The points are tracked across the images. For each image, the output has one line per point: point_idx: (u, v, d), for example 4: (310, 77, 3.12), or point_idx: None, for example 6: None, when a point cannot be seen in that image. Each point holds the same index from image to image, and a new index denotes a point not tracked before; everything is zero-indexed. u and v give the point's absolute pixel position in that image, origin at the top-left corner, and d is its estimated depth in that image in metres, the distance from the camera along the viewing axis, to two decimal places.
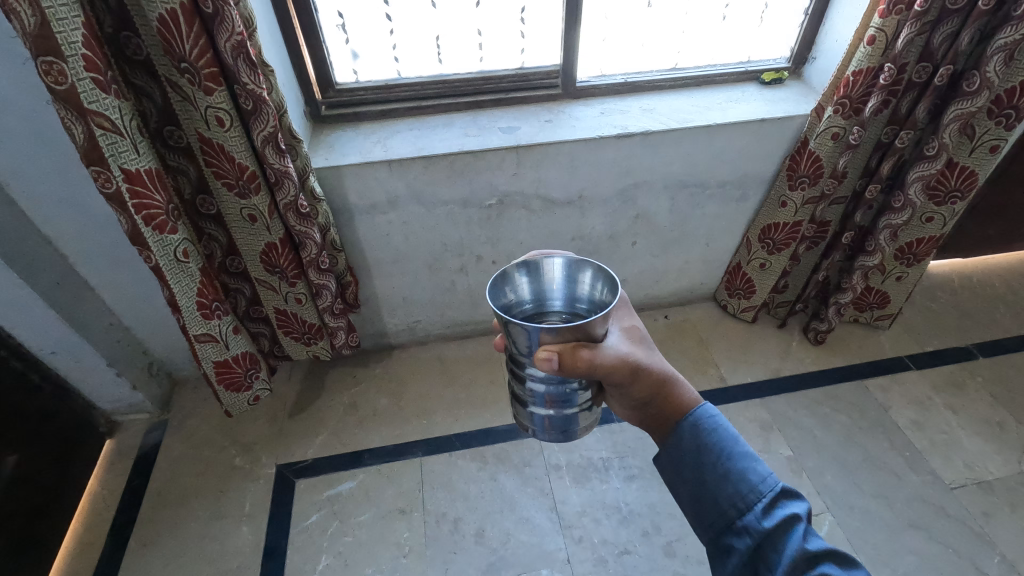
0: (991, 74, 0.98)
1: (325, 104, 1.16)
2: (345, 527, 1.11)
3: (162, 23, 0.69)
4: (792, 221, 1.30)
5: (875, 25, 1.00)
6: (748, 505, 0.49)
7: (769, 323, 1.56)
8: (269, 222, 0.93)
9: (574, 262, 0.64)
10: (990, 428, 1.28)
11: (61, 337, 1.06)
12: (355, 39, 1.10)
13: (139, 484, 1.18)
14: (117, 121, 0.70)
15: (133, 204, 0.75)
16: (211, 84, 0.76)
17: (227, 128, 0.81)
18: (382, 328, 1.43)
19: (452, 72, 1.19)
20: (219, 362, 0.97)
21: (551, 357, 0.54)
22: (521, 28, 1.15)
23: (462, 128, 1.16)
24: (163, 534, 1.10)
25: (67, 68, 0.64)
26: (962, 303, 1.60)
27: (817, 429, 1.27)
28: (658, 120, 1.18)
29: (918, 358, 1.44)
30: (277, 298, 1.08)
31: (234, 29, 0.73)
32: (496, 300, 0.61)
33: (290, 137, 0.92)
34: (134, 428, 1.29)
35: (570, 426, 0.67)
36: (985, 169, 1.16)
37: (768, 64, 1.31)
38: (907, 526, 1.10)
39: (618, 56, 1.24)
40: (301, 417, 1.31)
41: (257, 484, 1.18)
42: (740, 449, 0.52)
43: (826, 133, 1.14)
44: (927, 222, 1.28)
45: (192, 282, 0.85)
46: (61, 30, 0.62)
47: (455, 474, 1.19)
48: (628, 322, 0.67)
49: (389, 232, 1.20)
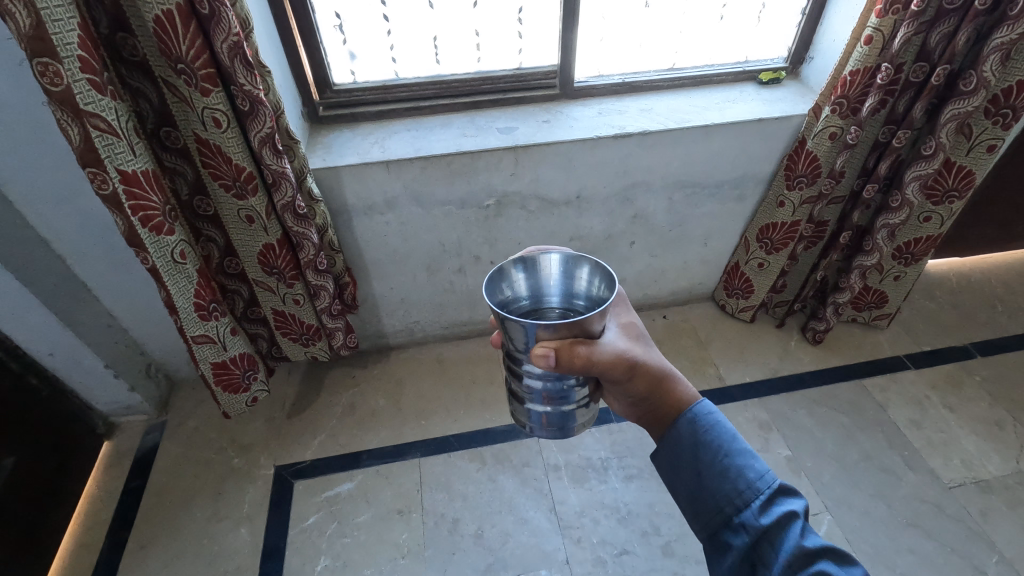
0: (987, 74, 0.98)
1: (323, 105, 1.16)
2: (344, 528, 1.11)
3: (158, 25, 0.69)
4: (790, 221, 1.30)
5: (873, 25, 1.00)
6: (745, 502, 0.49)
7: (768, 323, 1.56)
8: (267, 223, 0.93)
9: (571, 257, 0.63)
10: (989, 427, 1.29)
11: (58, 339, 1.06)
12: (353, 40, 1.10)
13: (137, 485, 1.18)
14: (113, 123, 0.70)
15: (129, 205, 0.75)
16: (208, 84, 0.75)
17: (224, 129, 0.80)
18: (381, 328, 1.43)
19: (449, 72, 1.19)
20: (217, 363, 0.96)
21: (548, 353, 0.54)
22: (519, 28, 1.15)
23: (460, 129, 1.16)
24: (162, 535, 1.10)
25: (62, 69, 0.64)
26: (961, 303, 1.60)
27: (816, 429, 1.28)
28: (655, 120, 1.18)
29: (917, 357, 1.45)
30: (275, 298, 1.08)
31: (230, 30, 0.73)
32: (492, 297, 0.61)
33: (287, 137, 0.92)
34: (132, 429, 1.29)
35: (567, 423, 0.67)
36: (982, 168, 1.17)
37: (765, 64, 1.32)
38: (906, 525, 1.10)
39: (616, 56, 1.24)
40: (301, 418, 1.31)
41: (256, 485, 1.18)
42: (738, 446, 0.52)
43: (823, 133, 1.14)
44: (925, 221, 1.28)
45: (189, 283, 0.85)
46: (56, 31, 0.62)
47: (454, 475, 1.19)
48: (626, 319, 0.67)
49: (387, 232, 1.20)
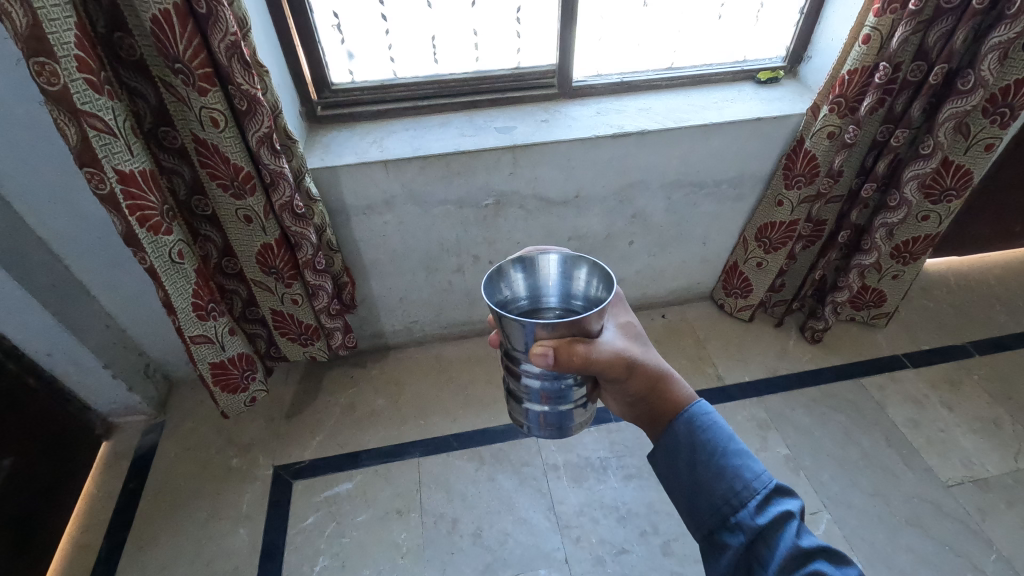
0: (986, 73, 0.98)
1: (321, 105, 1.16)
2: (343, 528, 1.11)
3: (155, 24, 0.69)
4: (789, 220, 1.30)
5: (871, 24, 1.00)
6: (741, 502, 0.49)
7: (767, 322, 1.56)
8: (265, 223, 0.93)
9: (569, 257, 0.63)
10: (987, 426, 1.29)
11: (56, 339, 1.06)
12: (351, 39, 1.10)
13: (136, 485, 1.18)
14: (110, 122, 0.70)
15: (127, 204, 0.75)
16: (206, 84, 0.75)
17: (222, 129, 0.80)
18: (380, 328, 1.43)
19: (447, 72, 1.19)
20: (215, 363, 0.96)
21: (546, 352, 0.54)
22: (517, 28, 1.15)
23: (458, 128, 1.16)
24: (160, 536, 1.10)
25: (59, 68, 0.64)
26: (959, 302, 1.60)
27: (815, 428, 1.28)
28: (654, 119, 1.18)
29: (915, 357, 1.45)
30: (274, 298, 1.07)
31: (227, 30, 0.72)
32: (491, 296, 0.61)
33: (285, 137, 0.91)
34: (131, 429, 1.28)
35: (566, 423, 0.67)
36: (980, 167, 1.17)
37: (763, 64, 1.32)
38: (904, 524, 1.10)
39: (614, 56, 1.24)
40: (299, 418, 1.31)
41: (254, 485, 1.18)
42: (735, 447, 0.52)
43: (821, 132, 1.14)
44: (923, 220, 1.28)
45: (187, 283, 0.85)
46: (53, 31, 0.62)
47: (453, 475, 1.19)
48: (623, 319, 0.66)
49: (386, 232, 1.20)
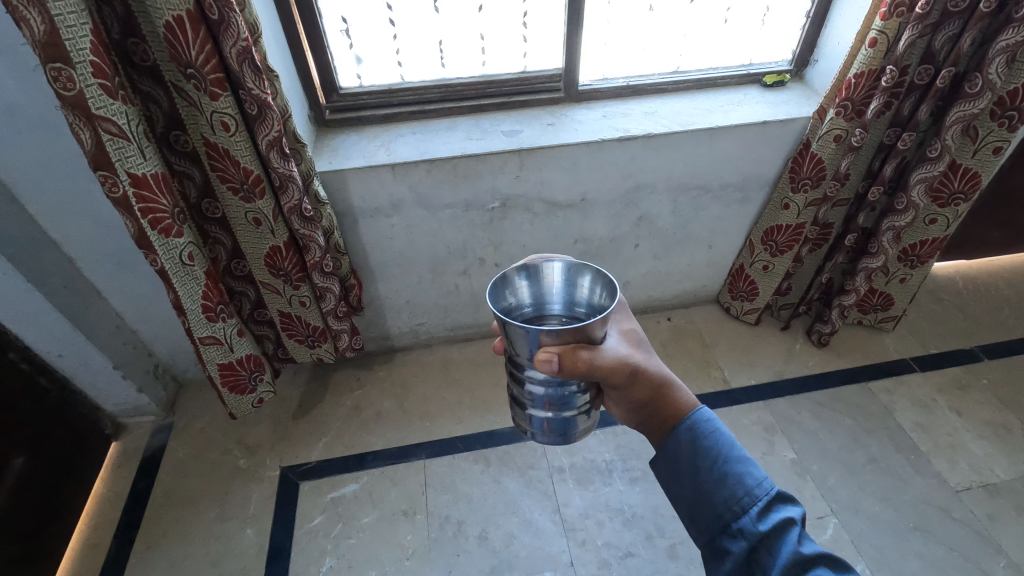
0: (993, 76, 0.98)
1: (329, 109, 1.17)
2: (349, 529, 1.11)
3: (169, 30, 0.70)
4: (795, 223, 1.30)
5: (877, 28, 0.99)
6: (743, 509, 0.49)
7: (773, 325, 1.56)
8: (274, 225, 0.94)
9: (573, 265, 0.64)
10: (996, 430, 1.28)
11: (67, 340, 1.07)
12: (359, 44, 1.11)
13: (144, 486, 1.19)
14: (124, 127, 0.71)
15: (139, 207, 0.76)
16: (217, 89, 0.76)
17: (232, 133, 0.81)
18: (385, 330, 1.44)
19: (454, 76, 1.19)
20: (223, 365, 0.97)
21: (551, 358, 0.55)
22: (523, 32, 1.16)
23: (465, 132, 1.17)
24: (169, 535, 1.11)
25: (75, 74, 0.65)
26: (967, 305, 1.59)
27: (822, 432, 1.27)
28: (660, 122, 1.19)
29: (923, 360, 1.44)
30: (281, 300, 1.08)
31: (239, 35, 0.74)
32: (495, 303, 0.61)
33: (295, 141, 0.92)
34: (139, 431, 1.29)
35: (569, 430, 0.67)
36: (989, 170, 1.16)
37: (769, 67, 1.32)
38: (911, 529, 1.10)
39: (620, 59, 1.25)
40: (305, 419, 1.32)
41: (261, 486, 1.19)
42: (736, 454, 0.52)
43: (828, 135, 1.13)
44: (930, 223, 1.28)
45: (197, 284, 0.86)
46: (69, 37, 0.63)
47: (458, 477, 1.19)
48: (627, 326, 0.67)
49: (393, 234, 1.21)
